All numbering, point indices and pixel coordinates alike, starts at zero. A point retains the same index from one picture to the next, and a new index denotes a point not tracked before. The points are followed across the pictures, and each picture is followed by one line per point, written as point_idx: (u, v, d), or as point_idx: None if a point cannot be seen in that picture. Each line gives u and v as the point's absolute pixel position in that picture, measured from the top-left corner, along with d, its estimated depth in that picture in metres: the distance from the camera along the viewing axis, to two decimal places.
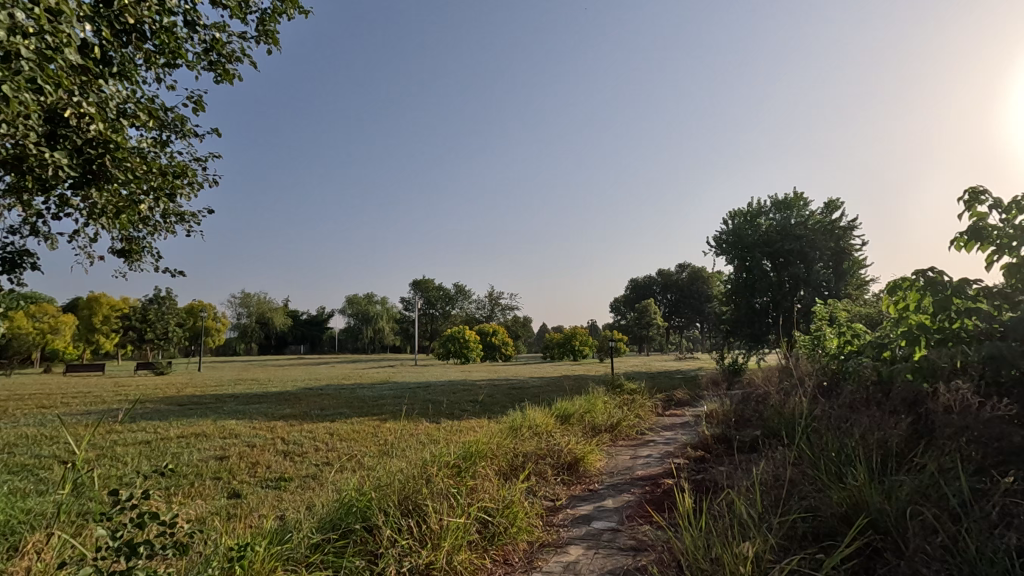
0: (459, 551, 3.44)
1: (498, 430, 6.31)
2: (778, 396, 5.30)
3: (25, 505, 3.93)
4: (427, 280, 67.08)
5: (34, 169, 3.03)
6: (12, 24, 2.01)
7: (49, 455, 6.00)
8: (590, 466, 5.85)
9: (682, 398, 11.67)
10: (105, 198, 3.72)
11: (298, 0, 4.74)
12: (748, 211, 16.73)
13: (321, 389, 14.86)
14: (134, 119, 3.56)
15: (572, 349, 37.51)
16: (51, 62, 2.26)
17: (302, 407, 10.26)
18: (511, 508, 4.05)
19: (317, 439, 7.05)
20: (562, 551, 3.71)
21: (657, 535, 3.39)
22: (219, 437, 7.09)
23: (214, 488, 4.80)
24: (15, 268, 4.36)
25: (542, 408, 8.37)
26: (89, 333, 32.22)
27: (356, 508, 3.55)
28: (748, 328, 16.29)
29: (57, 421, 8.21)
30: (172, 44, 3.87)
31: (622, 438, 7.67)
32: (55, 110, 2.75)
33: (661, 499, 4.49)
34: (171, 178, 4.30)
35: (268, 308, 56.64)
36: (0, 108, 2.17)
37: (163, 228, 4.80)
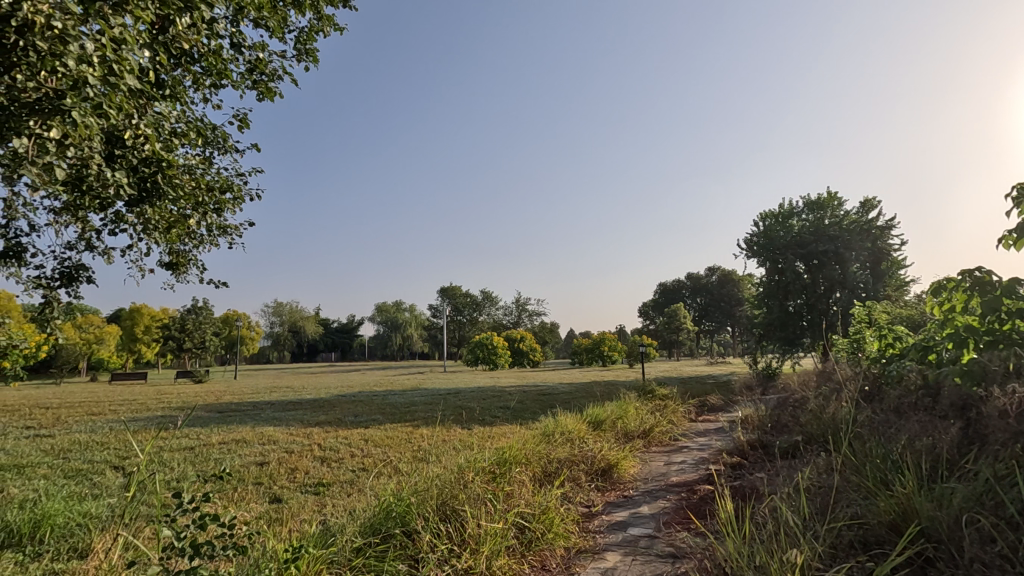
0: (498, 555, 3.47)
1: (531, 436, 6.32)
2: (817, 401, 5.19)
3: (83, 509, 4.12)
4: (454, 288, 67.56)
5: (94, 188, 3.21)
6: (82, 55, 2.16)
7: (102, 459, 6.27)
8: (624, 472, 5.82)
9: (716, 404, 11.48)
10: (157, 214, 3.91)
11: (334, 18, 4.87)
12: (780, 212, 16.59)
13: (354, 395, 15.10)
14: (183, 137, 3.72)
15: (600, 354, 37.24)
16: (115, 88, 2.40)
17: (336, 414, 10.44)
18: (547, 514, 4.06)
19: (353, 445, 7.17)
20: (600, 557, 3.70)
21: (695, 542, 3.36)
22: (259, 443, 7.27)
23: (256, 492, 4.93)
24: (72, 281, 4.57)
25: (573, 413, 8.35)
26: (132, 342, 33.46)
27: (396, 513, 3.61)
28: (782, 331, 15.94)
29: (109, 427, 8.58)
30: (218, 65, 4.04)
31: (655, 444, 7.59)
32: (114, 132, 2.91)
33: (699, 506, 4.45)
34: (219, 194, 4.46)
35: (300, 317, 57.85)
36: (71, 133, 2.33)
37: (208, 241, 4.96)
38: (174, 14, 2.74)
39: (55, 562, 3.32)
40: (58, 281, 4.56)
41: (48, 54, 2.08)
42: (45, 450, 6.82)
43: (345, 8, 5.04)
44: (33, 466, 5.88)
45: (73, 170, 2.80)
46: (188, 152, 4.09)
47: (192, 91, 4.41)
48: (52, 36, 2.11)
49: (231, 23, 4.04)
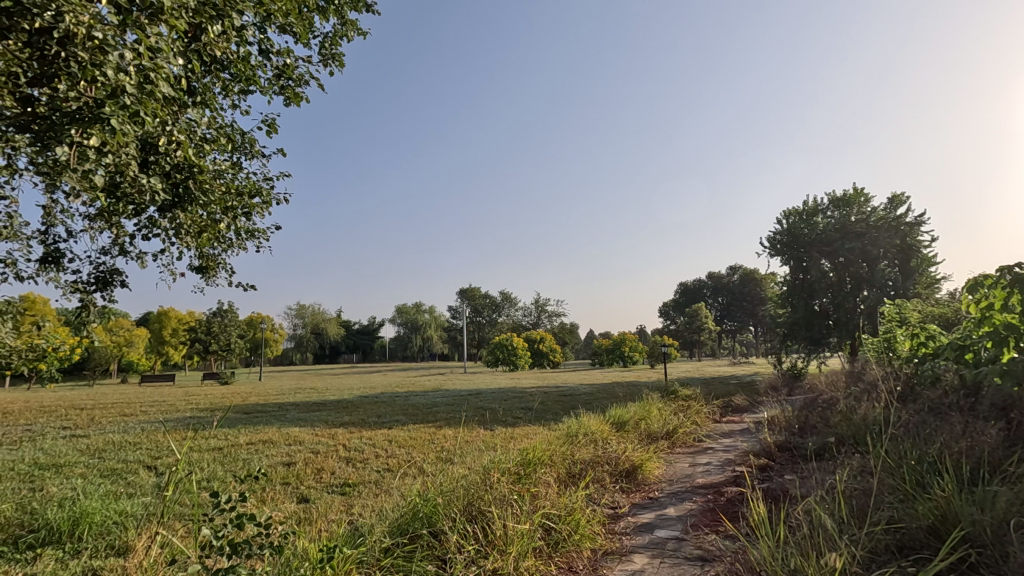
0: (525, 556, 3.46)
1: (554, 437, 6.29)
2: (847, 403, 5.08)
3: (120, 507, 4.21)
4: (473, 289, 67.79)
5: (129, 193, 3.29)
6: (120, 64, 2.22)
7: (135, 459, 6.42)
8: (648, 473, 5.77)
9: (740, 405, 11.31)
10: (189, 219, 3.99)
11: (357, 22, 4.91)
12: (804, 209, 16.30)
13: (376, 396, 15.22)
14: (214, 143, 3.79)
15: (621, 355, 36.99)
16: (151, 95, 2.45)
17: (359, 414, 10.54)
18: (573, 515, 4.04)
19: (377, 446, 7.23)
20: (627, 559, 3.67)
21: (726, 544, 3.32)
22: (285, 444, 7.38)
23: (284, 493, 5.00)
24: (106, 286, 4.67)
25: (595, 414, 8.30)
26: (160, 345, 34.25)
27: (423, 513, 3.63)
28: (807, 330, 15.62)
29: (141, 428, 8.79)
30: (247, 72, 4.11)
31: (679, 445, 7.51)
32: (148, 140, 2.98)
33: (727, 508, 4.38)
34: (248, 199, 4.54)
35: (322, 319, 58.63)
36: (110, 140, 2.38)
37: (237, 244, 5.05)
38: (205, 23, 2.80)
39: (94, 559, 3.41)
40: (94, 286, 4.68)
41: (88, 62, 2.15)
42: (81, 450, 7.01)
43: (368, 12, 5.09)
44: (70, 466, 6.06)
45: (111, 178, 2.89)
46: (219, 158, 4.17)
47: (222, 98, 4.50)
48: (92, 46, 2.19)
49: (258, 31, 4.11)
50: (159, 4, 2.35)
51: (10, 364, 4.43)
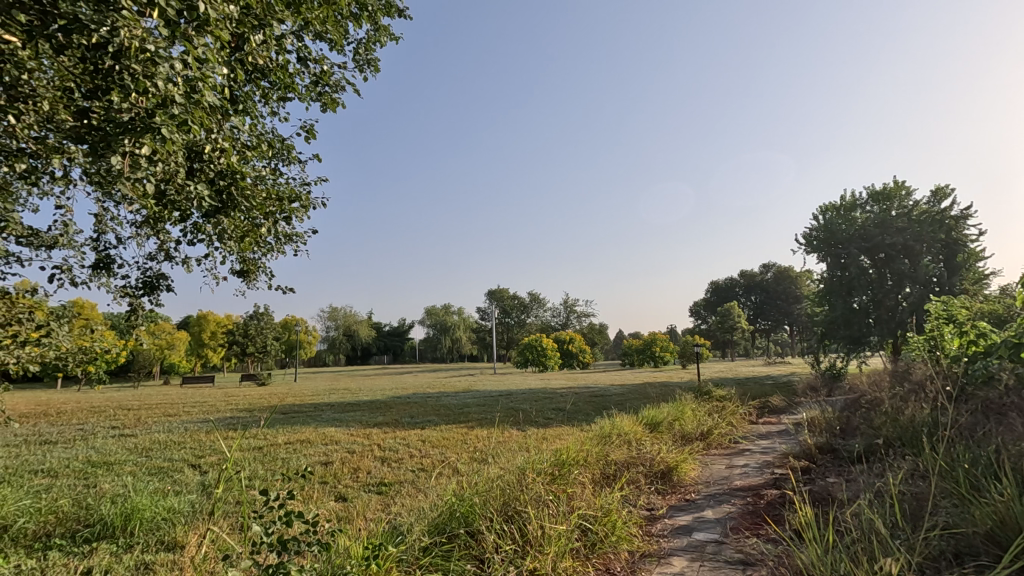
0: (563, 557, 3.42)
1: (588, 437, 6.26)
2: (893, 404, 4.92)
3: (168, 504, 4.36)
4: (502, 290, 68.25)
5: (177, 200, 3.40)
6: (169, 73, 2.29)
7: (179, 458, 6.65)
8: (684, 475, 5.68)
9: (778, 405, 11.03)
10: (232, 224, 4.10)
11: (390, 27, 4.97)
12: (841, 204, 15.89)
13: (409, 397, 15.42)
14: (255, 149, 3.89)
15: (652, 355, 36.52)
16: (196, 102, 2.52)
17: (393, 415, 10.65)
18: (609, 517, 3.99)
19: (412, 446, 7.30)
20: (666, 562, 3.61)
21: (769, 548, 3.25)
22: (322, 443, 7.52)
23: (322, 491, 5.10)
24: (153, 290, 4.84)
25: (628, 414, 8.20)
26: (200, 348, 35.43)
27: (459, 513, 3.65)
28: (845, 329, 15.05)
29: (186, 427, 9.11)
30: (285, 79, 4.22)
31: (714, 446, 7.38)
32: (195, 148, 3.08)
33: (768, 511, 4.28)
34: (287, 204, 4.64)
35: (353, 321, 59.65)
36: (158, 148, 2.47)
37: (276, 249, 5.16)
38: (248, 34, 2.89)
39: (146, 554, 3.56)
40: (141, 290, 4.84)
41: (140, 74, 2.25)
42: (130, 448, 7.30)
43: (400, 17, 5.15)
44: (120, 464, 6.31)
45: (161, 186, 3.00)
46: (260, 164, 4.28)
47: (262, 106, 4.61)
48: (144, 58, 2.28)
49: (297, 39, 4.20)
50: (204, 16, 2.43)
51: (66, 365, 4.64)
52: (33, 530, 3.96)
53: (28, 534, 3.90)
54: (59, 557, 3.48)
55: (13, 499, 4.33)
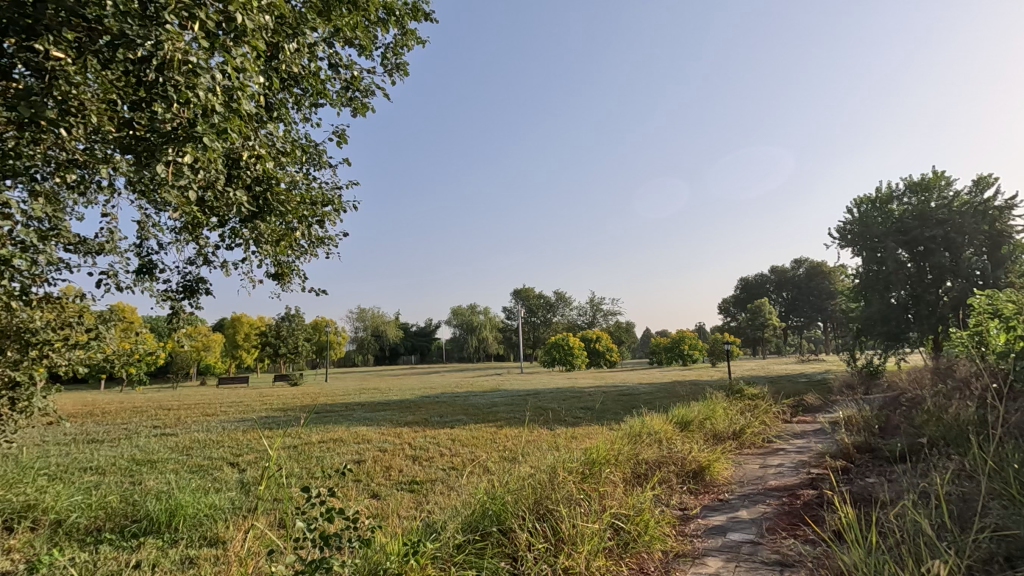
0: (597, 556, 3.40)
1: (618, 435, 6.23)
2: (936, 402, 4.76)
3: (209, 501, 4.51)
4: (527, 290, 68.41)
5: (216, 205, 3.50)
6: (209, 83, 2.38)
7: (218, 456, 6.84)
8: (717, 474, 5.60)
9: (812, 404, 10.76)
10: (267, 230, 4.20)
11: (417, 30, 5.03)
12: (877, 196, 15.42)
13: (438, 397, 15.57)
14: (290, 155, 4.00)
15: (680, 353, 36.07)
16: (234, 109, 2.60)
17: (422, 414, 10.76)
18: (642, 516, 3.96)
19: (442, 444, 7.38)
20: (700, 562, 3.57)
21: (807, 549, 3.18)
22: (354, 442, 7.65)
23: (356, 489, 5.19)
24: (193, 294, 4.99)
25: (658, 413, 8.12)
26: (234, 349, 36.43)
27: (491, 511, 3.68)
28: (883, 325, 14.62)
29: (223, 427, 9.37)
30: (317, 86, 4.31)
31: (747, 445, 7.26)
32: (233, 155, 3.17)
33: (806, 511, 4.19)
34: (320, 208, 4.73)
35: (382, 322, 60.42)
36: (197, 156, 2.55)
37: (309, 252, 5.26)
38: (283, 42, 2.98)
39: (190, 548, 3.68)
40: (182, 294, 5.00)
41: (183, 85, 2.35)
42: (172, 447, 7.56)
43: (426, 20, 5.19)
44: (163, 462, 6.54)
45: (202, 193, 3.10)
46: (293, 169, 4.38)
47: (294, 112, 4.70)
48: (186, 70, 2.37)
49: (328, 46, 4.28)
50: (242, 27, 2.52)
51: (111, 367, 4.82)
52: (85, 525, 4.14)
53: (80, 529, 4.08)
54: (109, 551, 3.63)
55: (66, 494, 4.53)
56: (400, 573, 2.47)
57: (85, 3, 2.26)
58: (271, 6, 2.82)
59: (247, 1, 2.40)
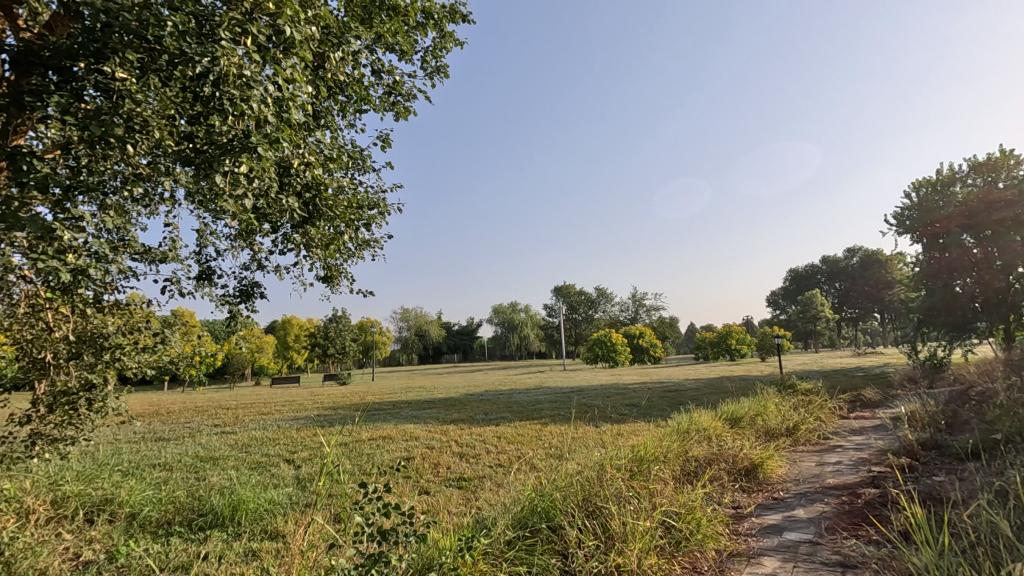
0: (648, 554, 3.36)
1: (666, 432, 6.13)
2: (1011, 397, 4.47)
3: (269, 496, 4.71)
4: (568, 286, 68.13)
5: (268, 212, 3.63)
6: (262, 95, 2.47)
7: (275, 453, 7.12)
8: (771, 472, 5.43)
9: (871, 399, 10.29)
10: (317, 235, 4.32)
11: (455, 32, 5.07)
12: (938, 178, 14.53)
13: (482, 394, 15.72)
14: (337, 162, 4.11)
15: (728, 348, 35.14)
16: (284, 119, 2.70)
17: (468, 412, 10.89)
18: (694, 514, 3.88)
19: (488, 442, 7.45)
20: (756, 562, 3.48)
21: (872, 551, 3.05)
22: (403, 439, 7.82)
23: (407, 485, 5.31)
24: (248, 298, 5.20)
25: (707, 409, 7.94)
26: (286, 350, 37.80)
27: (540, 508, 3.69)
28: (947, 316, 13.87)
29: (279, 425, 9.76)
30: (361, 92, 4.41)
31: (802, 442, 7.02)
32: (284, 162, 3.28)
33: (869, 511, 4.02)
34: (366, 211, 4.85)
35: (425, 321, 61.43)
36: (252, 165, 2.66)
37: (356, 254, 5.40)
38: (329, 52, 3.08)
39: (252, 541, 3.86)
40: (238, 298, 5.22)
41: (239, 98, 2.46)
42: (232, 444, 7.92)
43: (464, 22, 5.23)
44: (224, 459, 6.85)
45: (257, 201, 3.22)
46: (340, 175, 4.50)
47: (340, 120, 4.82)
48: (241, 83, 2.47)
49: (371, 53, 4.38)
50: (291, 39, 2.63)
51: (176, 369, 5.09)
52: (156, 518, 4.40)
53: (152, 522, 4.34)
54: (180, 543, 3.84)
55: (139, 489, 4.82)
56: (455, 567, 2.51)
57: (148, 25, 2.40)
58: (316, 17, 2.92)
59: (296, 14, 2.50)
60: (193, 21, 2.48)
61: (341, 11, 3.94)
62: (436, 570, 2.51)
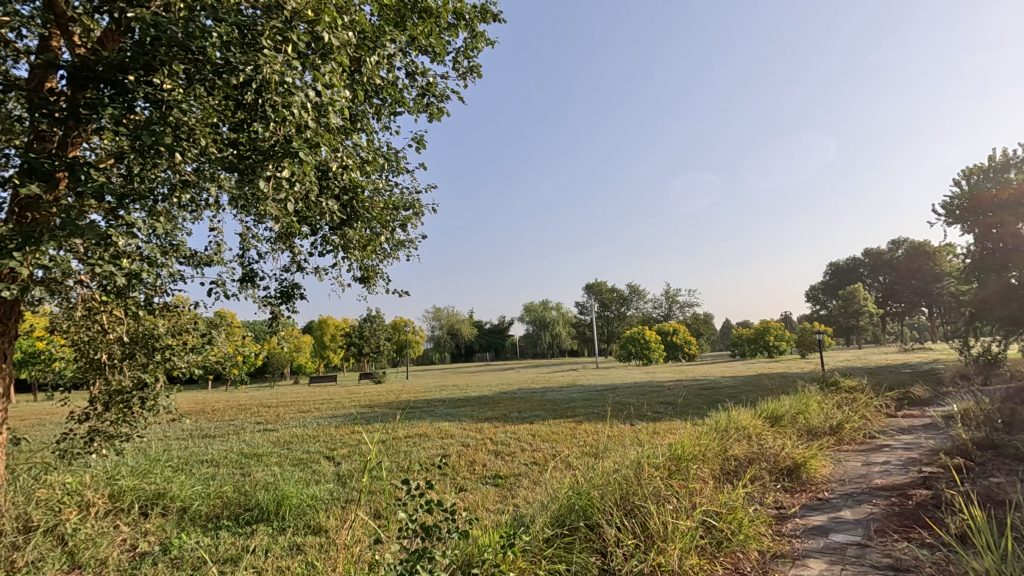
0: (689, 554, 3.30)
1: (704, 430, 6.02)
2: None
3: (311, 492, 4.84)
4: (599, 284, 67.92)
5: (308, 214, 3.72)
6: (301, 100, 2.54)
7: (315, 450, 7.30)
8: (815, 472, 5.28)
9: (921, 396, 9.88)
10: (354, 236, 4.41)
11: (486, 32, 5.09)
12: (991, 165, 13.93)
13: (515, 392, 15.76)
14: (374, 164, 4.18)
15: (765, 345, 34.29)
16: (322, 122, 2.76)
17: (502, 410, 10.95)
18: (735, 514, 3.80)
19: (523, 440, 7.46)
20: (801, 564, 3.39)
21: (925, 554, 2.94)
22: (439, 437, 7.91)
23: (444, 482, 5.38)
24: (289, 299, 5.34)
25: (746, 408, 7.78)
26: (323, 349, 38.70)
27: (578, 507, 3.68)
28: (1002, 309, 13.16)
29: (319, 422, 10.01)
30: (395, 94, 4.47)
31: (847, 441, 6.80)
32: (323, 166, 3.35)
33: (921, 513, 3.86)
34: (401, 212, 4.91)
35: (457, 320, 61.96)
36: (293, 169, 2.73)
37: (391, 254, 5.47)
38: (366, 56, 3.14)
39: (297, 536, 3.97)
40: (280, 299, 5.37)
41: (280, 104, 2.53)
42: (275, 441, 8.16)
43: (495, 21, 5.24)
44: (268, 455, 7.07)
45: (298, 204, 3.30)
46: (376, 177, 4.57)
47: (375, 123, 4.89)
48: (282, 90, 2.54)
49: (404, 55, 4.43)
50: (329, 45, 2.69)
51: (222, 369, 5.27)
52: (205, 512, 4.57)
53: (202, 516, 4.50)
54: (228, 536, 3.98)
55: (189, 484, 5.01)
56: (496, 564, 2.54)
57: (193, 37, 2.48)
58: (353, 22, 2.99)
59: (334, 20, 2.57)
60: (237, 31, 2.56)
61: (375, 15, 4.00)
62: (477, 566, 2.54)
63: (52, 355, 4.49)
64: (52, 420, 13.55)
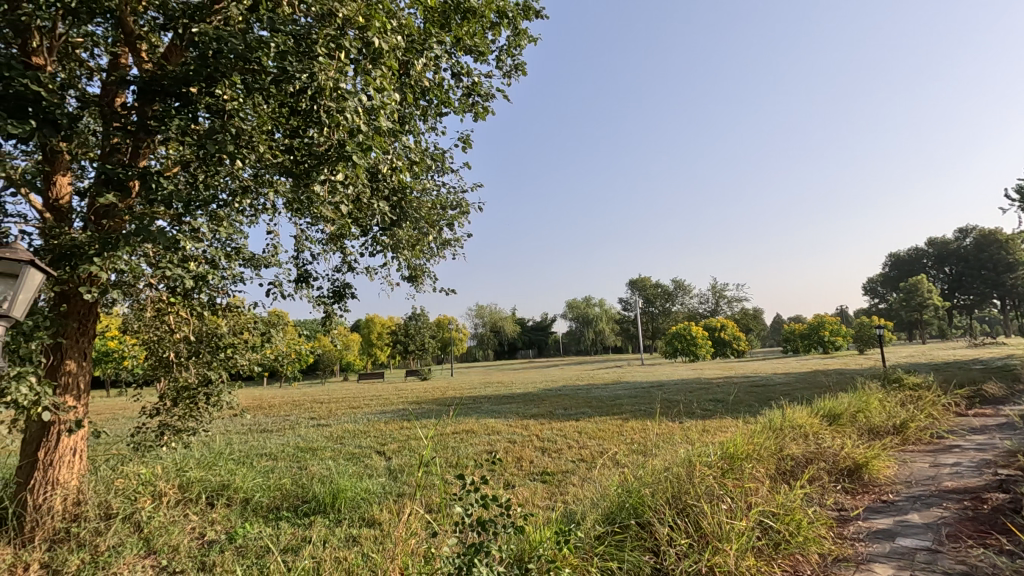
0: (746, 555, 3.21)
1: (757, 429, 5.84)
2: None
3: (364, 485, 4.98)
4: (643, 280, 66.91)
5: (360, 216, 3.82)
6: (353, 104, 2.61)
7: (367, 446, 7.50)
8: (878, 473, 5.04)
9: (994, 394, 9.27)
10: (403, 236, 4.49)
11: (529, 28, 5.08)
12: None
13: (560, 389, 15.70)
14: (422, 165, 4.25)
15: (820, 340, 32.90)
16: (373, 126, 2.83)
17: (547, 407, 10.93)
18: (794, 516, 3.67)
19: (569, 437, 7.44)
20: (866, 568, 3.25)
21: (1004, 562, 2.78)
22: (486, 433, 7.98)
23: (492, 478, 5.44)
24: (341, 298, 5.50)
25: (801, 406, 7.49)
26: (370, 347, 39.69)
27: (628, 504, 3.66)
28: None
29: (369, 418, 10.26)
30: (441, 95, 4.52)
31: (912, 441, 6.46)
32: (374, 168, 3.43)
33: (998, 518, 3.64)
34: (448, 211, 4.97)
35: (500, 318, 62.27)
36: (346, 171, 2.81)
37: (439, 253, 5.55)
38: (413, 59, 3.20)
39: (352, 527, 4.11)
40: (332, 299, 5.54)
41: (334, 109, 2.61)
42: (328, 436, 8.43)
43: (537, 18, 5.23)
44: (323, 449, 7.32)
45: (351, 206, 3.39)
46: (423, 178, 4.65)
47: (421, 124, 4.97)
48: (336, 95, 2.62)
49: (449, 56, 4.48)
50: (379, 50, 2.76)
51: (279, 366, 5.48)
52: (266, 504, 4.77)
53: (263, 507, 4.71)
54: (289, 527, 4.15)
55: (250, 476, 5.24)
56: (550, 560, 2.55)
57: (252, 47, 2.59)
58: (401, 27, 3.05)
59: (383, 25, 2.64)
60: (292, 41, 2.66)
61: (421, 17, 4.06)
62: (532, 562, 2.56)
63: (125, 353, 4.78)
64: (125, 414, 14.44)
